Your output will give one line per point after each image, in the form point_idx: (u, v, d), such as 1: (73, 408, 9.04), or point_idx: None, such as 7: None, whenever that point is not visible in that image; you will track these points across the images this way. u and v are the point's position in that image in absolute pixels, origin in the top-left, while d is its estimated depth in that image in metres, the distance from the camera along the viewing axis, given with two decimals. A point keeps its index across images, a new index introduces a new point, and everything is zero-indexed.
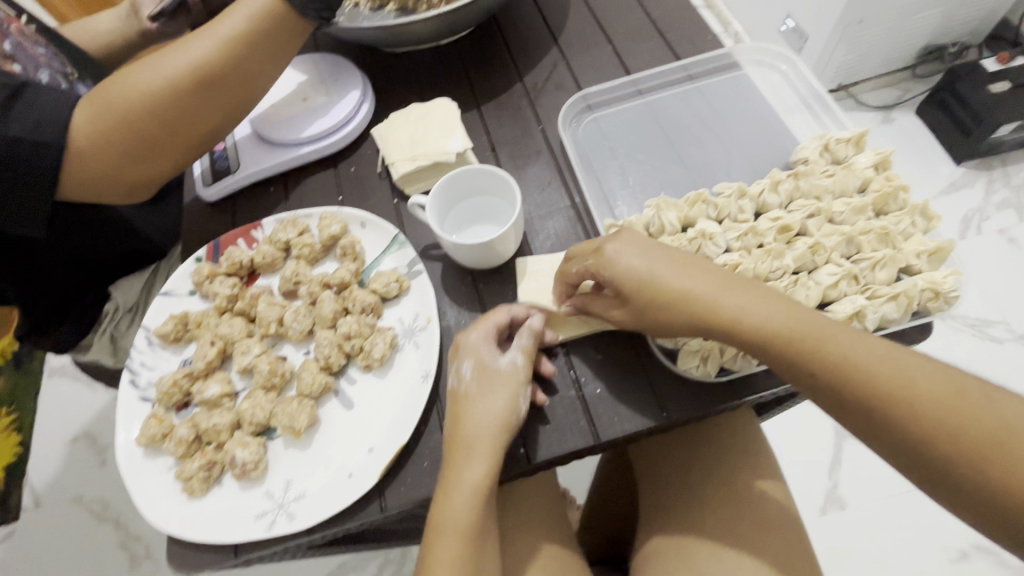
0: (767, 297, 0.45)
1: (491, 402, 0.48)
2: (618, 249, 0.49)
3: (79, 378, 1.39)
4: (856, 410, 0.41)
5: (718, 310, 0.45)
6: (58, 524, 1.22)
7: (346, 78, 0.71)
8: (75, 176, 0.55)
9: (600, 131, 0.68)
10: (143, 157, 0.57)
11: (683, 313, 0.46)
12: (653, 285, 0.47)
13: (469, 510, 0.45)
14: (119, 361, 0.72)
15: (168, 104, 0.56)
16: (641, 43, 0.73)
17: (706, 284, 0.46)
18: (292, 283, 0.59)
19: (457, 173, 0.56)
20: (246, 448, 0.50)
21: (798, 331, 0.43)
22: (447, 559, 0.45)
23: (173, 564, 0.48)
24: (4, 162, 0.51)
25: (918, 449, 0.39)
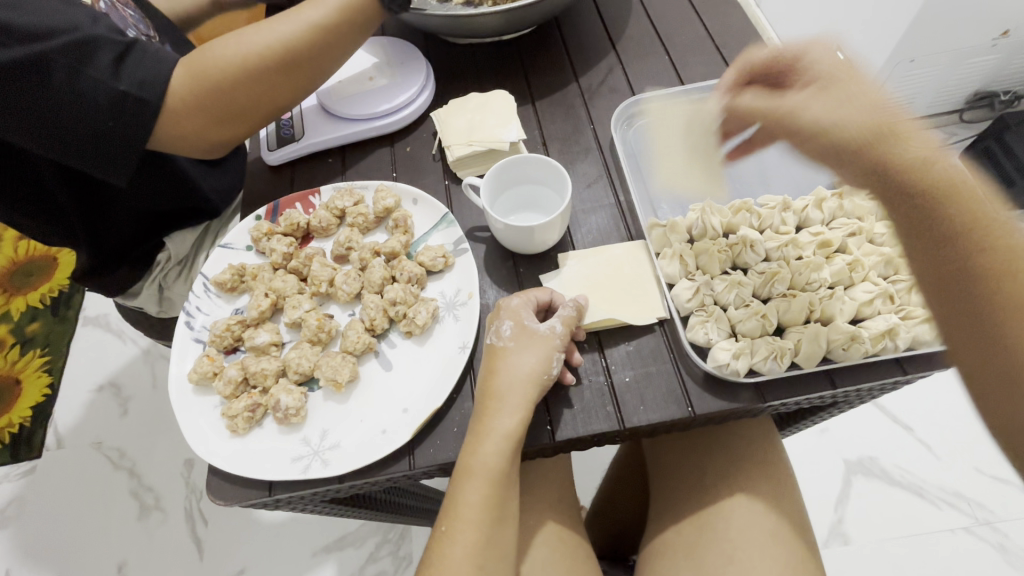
0: (914, 130, 0.48)
1: (527, 358, 0.51)
2: (809, 103, 0.52)
3: (110, 331, 1.45)
4: (944, 270, 0.44)
5: (826, 124, 0.49)
6: (77, 466, 1.27)
7: (410, 63, 0.75)
8: (165, 133, 0.60)
9: (650, 136, 0.70)
10: (227, 121, 0.63)
11: (851, 121, 0.48)
12: (844, 113, 0.49)
13: (499, 455, 0.48)
14: (164, 310, 0.79)
15: (257, 78, 0.61)
16: (697, 57, 0.75)
17: (850, 111, 0.49)
18: (345, 248, 0.63)
19: (513, 161, 0.58)
20: (290, 394, 0.53)
21: (930, 170, 0.45)
22: (475, 499, 0.47)
23: (211, 493, 0.51)
24: (108, 112, 0.55)
25: (996, 323, 0.42)
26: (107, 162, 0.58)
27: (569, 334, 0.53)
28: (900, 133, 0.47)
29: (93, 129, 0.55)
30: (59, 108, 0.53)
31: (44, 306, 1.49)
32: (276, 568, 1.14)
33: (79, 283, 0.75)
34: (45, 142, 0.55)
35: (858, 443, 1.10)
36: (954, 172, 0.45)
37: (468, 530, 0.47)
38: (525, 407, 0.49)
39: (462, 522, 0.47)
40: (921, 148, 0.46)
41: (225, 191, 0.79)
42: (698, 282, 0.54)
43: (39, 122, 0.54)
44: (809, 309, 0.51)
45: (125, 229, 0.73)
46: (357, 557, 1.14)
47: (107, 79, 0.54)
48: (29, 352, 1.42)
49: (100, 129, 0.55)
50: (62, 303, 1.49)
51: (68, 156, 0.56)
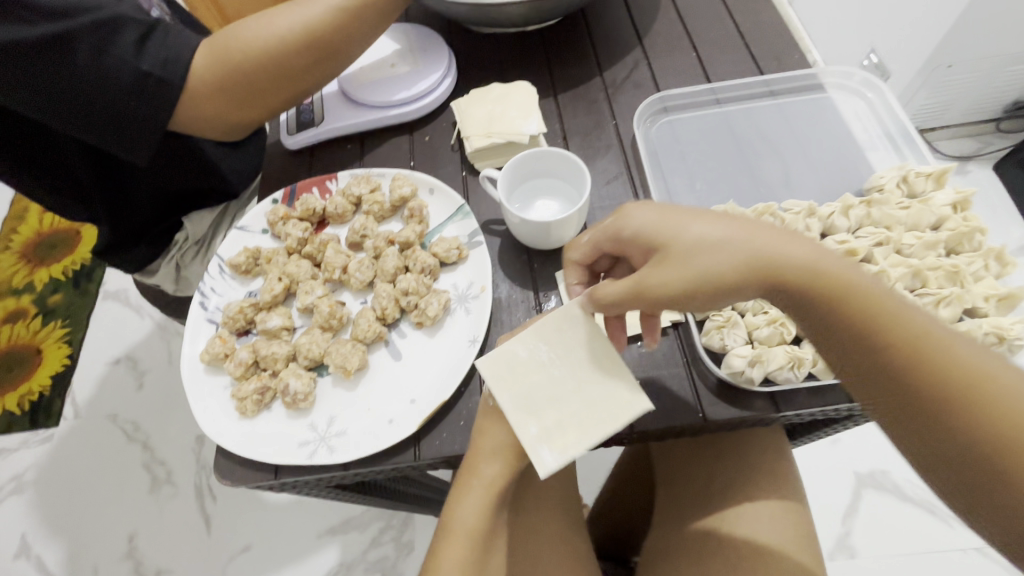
0: (798, 245, 0.41)
1: (512, 428, 0.50)
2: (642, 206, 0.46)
3: (128, 306, 1.48)
4: (899, 395, 0.36)
5: (711, 241, 0.41)
6: (91, 437, 1.30)
7: (433, 51, 0.74)
8: (187, 117, 0.60)
9: (674, 134, 0.68)
10: (248, 105, 0.63)
11: (727, 256, 0.41)
12: (695, 236, 0.42)
13: (477, 514, 0.51)
14: (180, 289, 0.78)
15: (279, 62, 0.61)
16: (726, 55, 0.73)
17: (730, 229, 0.42)
18: (359, 236, 0.62)
19: (530, 154, 0.58)
20: (299, 379, 0.53)
21: (822, 275, 0.39)
22: (455, 558, 0.50)
23: (219, 474, 0.52)
24: (131, 93, 0.55)
25: (985, 461, 0.32)
26: (128, 143, 0.58)
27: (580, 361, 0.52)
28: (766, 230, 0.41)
29: (116, 110, 0.56)
30: (84, 89, 0.54)
31: (66, 279, 1.52)
32: (280, 546, 1.16)
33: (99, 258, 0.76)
34: (69, 122, 0.56)
35: (869, 456, 1.08)
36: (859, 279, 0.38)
37: None
38: (505, 468, 0.51)
39: None
40: (794, 254, 0.40)
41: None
42: None
43: (64, 102, 0.54)
44: None
45: (147, 209, 0.75)
46: (359, 541, 1.16)
47: (130, 59, 0.54)
48: (51, 323, 1.46)
49: (121, 110, 0.56)
50: (83, 276, 1.52)
51: (90, 136, 0.57)
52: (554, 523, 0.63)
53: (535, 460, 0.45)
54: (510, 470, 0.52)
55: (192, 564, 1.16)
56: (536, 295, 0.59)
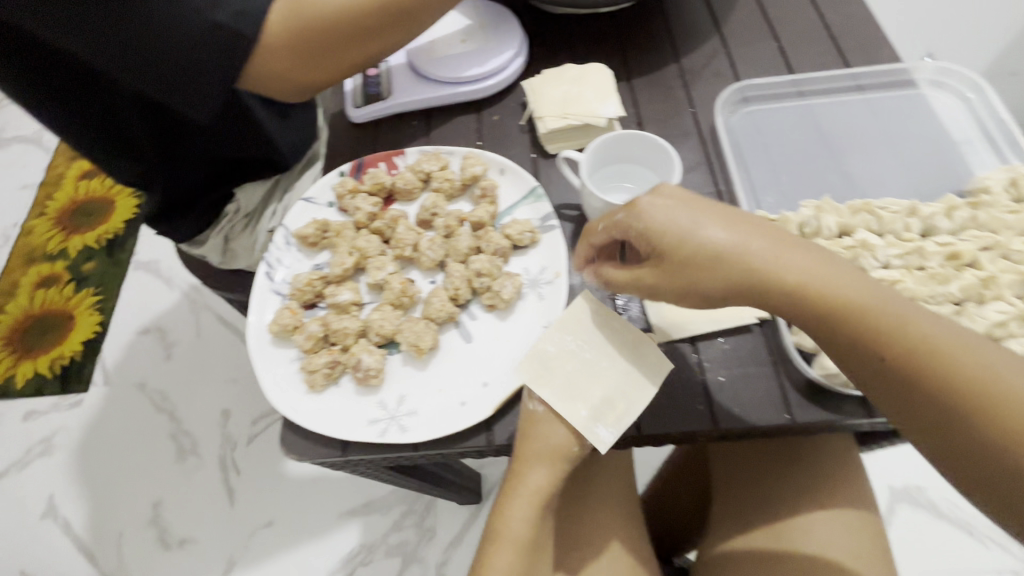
0: (792, 251, 0.42)
1: (555, 433, 0.48)
2: (652, 198, 0.45)
3: (160, 277, 1.48)
4: (900, 402, 0.39)
5: (711, 248, 0.43)
6: (120, 403, 1.31)
7: (506, 29, 0.72)
8: (253, 72, 0.58)
9: (756, 125, 0.66)
10: (314, 66, 0.61)
11: (720, 269, 0.43)
12: (708, 246, 0.43)
13: (525, 522, 0.49)
14: (225, 261, 0.80)
15: (353, 24, 0.59)
16: (809, 45, 0.70)
17: (725, 233, 0.43)
18: (430, 214, 0.61)
19: (613, 137, 0.56)
20: (371, 354, 0.52)
21: (821, 294, 0.41)
22: (504, 565, 0.47)
23: (284, 448, 0.50)
24: (201, 45, 0.54)
25: (980, 446, 0.36)
26: (192, 101, 0.56)
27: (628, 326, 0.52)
28: (772, 240, 0.43)
29: (184, 62, 0.54)
30: (154, 37, 0.52)
31: (100, 247, 1.53)
32: (303, 523, 1.15)
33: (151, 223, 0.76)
34: (133, 72, 0.54)
35: (907, 470, 1.05)
36: (857, 296, 0.40)
37: None
38: (552, 476, 0.49)
39: None
40: (800, 269, 0.41)
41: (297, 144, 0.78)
42: None
43: (131, 50, 0.53)
44: None
45: (193, 175, 0.72)
46: (383, 523, 1.15)
47: (205, 10, 0.53)
48: (84, 289, 1.46)
49: (191, 65, 0.54)
50: (116, 246, 1.53)
51: (154, 90, 0.56)
52: (608, 519, 0.62)
53: (592, 438, 0.47)
54: (555, 478, 0.50)
55: (215, 535, 1.16)
56: None
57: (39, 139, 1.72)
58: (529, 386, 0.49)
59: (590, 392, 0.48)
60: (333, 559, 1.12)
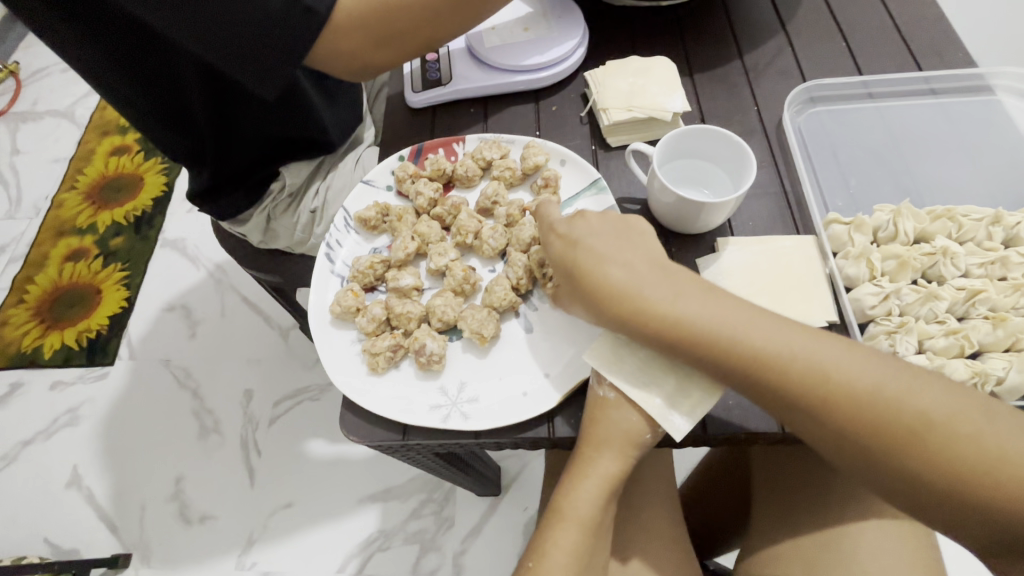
0: (706, 299, 0.45)
1: (627, 418, 0.47)
2: (591, 242, 0.50)
3: (187, 255, 1.48)
4: (853, 453, 0.42)
5: (641, 302, 0.45)
6: (144, 378, 1.32)
7: (568, 18, 0.71)
8: (323, 49, 0.57)
9: (823, 126, 0.64)
10: (381, 46, 0.60)
11: (649, 320, 0.45)
12: (665, 315, 0.45)
13: (591, 504, 0.48)
14: (265, 241, 0.80)
15: (424, 6, 0.59)
16: (880, 46, 0.68)
17: (646, 281, 0.46)
18: (491, 203, 0.60)
19: (683, 133, 0.55)
20: (435, 340, 0.52)
21: (780, 358, 0.42)
22: (567, 547, 0.47)
23: (344, 429, 0.50)
24: (277, 19, 0.53)
25: (902, 465, 0.41)
26: (257, 77, 0.55)
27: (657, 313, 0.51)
28: (695, 289, 0.46)
29: (258, 36, 0.53)
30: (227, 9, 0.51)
31: (128, 224, 1.54)
32: (324, 506, 1.16)
33: (200, 202, 0.76)
34: (202, 44, 0.53)
35: None
36: (801, 357, 0.42)
37: None
38: (621, 463, 0.48)
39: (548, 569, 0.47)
40: (751, 333, 0.43)
41: (344, 125, 0.77)
42: (886, 290, 0.49)
43: (206, 21, 0.51)
44: (1016, 337, 0.47)
45: (244, 150, 0.72)
46: (403, 511, 1.15)
47: None
48: (111, 264, 1.48)
49: (261, 40, 0.53)
50: (144, 223, 1.54)
51: (222, 62, 0.54)
52: (651, 518, 0.61)
53: (667, 426, 0.46)
54: (624, 465, 0.48)
55: (236, 513, 1.17)
56: None
57: (70, 113, 1.73)
58: (600, 369, 0.48)
59: (664, 379, 0.47)
60: (351, 543, 1.13)
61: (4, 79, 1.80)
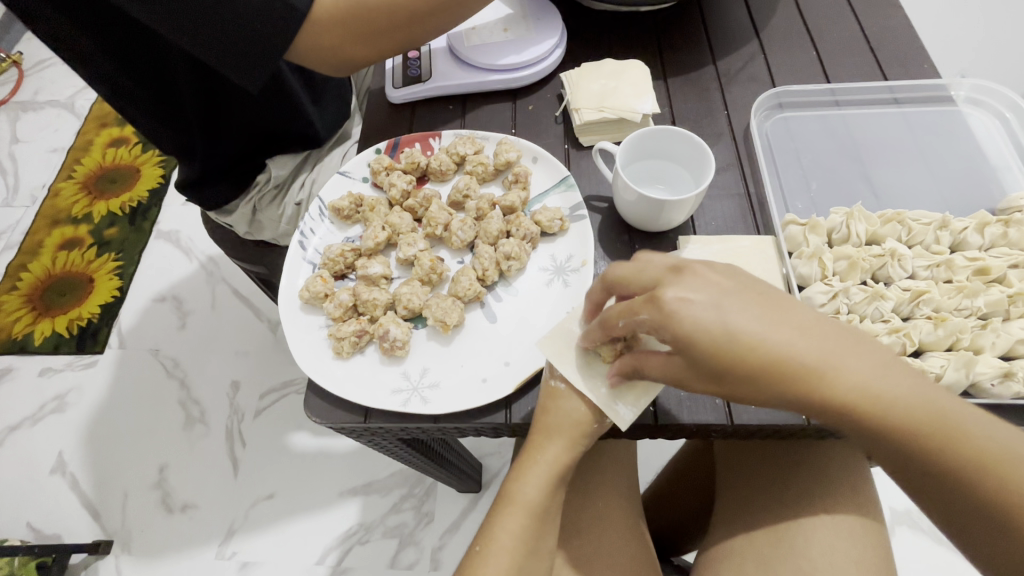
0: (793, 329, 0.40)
1: (577, 408, 0.49)
2: (683, 295, 0.39)
3: (179, 247, 1.50)
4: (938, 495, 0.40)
5: (717, 336, 0.39)
6: (133, 367, 1.33)
7: (548, 20, 0.73)
8: (302, 44, 0.59)
9: (789, 131, 0.66)
10: (360, 42, 0.62)
11: (724, 354, 0.39)
12: (758, 347, 0.39)
13: (537, 490, 0.50)
14: (251, 231, 0.80)
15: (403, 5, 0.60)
16: (849, 56, 0.70)
17: (725, 309, 0.39)
18: (462, 196, 0.62)
19: (643, 135, 0.57)
20: (398, 326, 0.53)
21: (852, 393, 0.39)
22: (513, 529, 0.49)
23: (307, 411, 0.52)
24: (258, 13, 0.54)
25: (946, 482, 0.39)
26: (241, 69, 0.57)
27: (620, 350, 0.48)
28: (777, 315, 0.40)
29: (239, 30, 0.54)
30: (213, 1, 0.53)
31: (123, 214, 1.56)
32: (304, 498, 1.17)
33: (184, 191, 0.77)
34: (186, 34, 0.54)
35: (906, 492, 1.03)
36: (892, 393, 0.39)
37: (502, 556, 0.48)
38: (568, 451, 0.50)
39: (497, 547, 0.49)
40: (836, 369, 0.39)
41: (328, 122, 0.79)
42: (836, 288, 0.51)
43: (189, 15, 0.53)
44: (957, 336, 0.48)
45: (229, 142, 0.74)
46: (381, 504, 1.16)
47: None
48: (105, 254, 1.49)
49: (246, 33, 0.55)
50: (139, 214, 1.55)
51: (207, 55, 0.55)
52: (611, 511, 0.62)
53: (612, 414, 0.48)
54: (573, 453, 0.50)
55: (218, 503, 1.18)
56: None
57: (71, 104, 1.75)
58: (551, 362, 0.50)
59: (606, 371, 0.49)
60: (331, 534, 1.14)
61: (7, 69, 1.82)
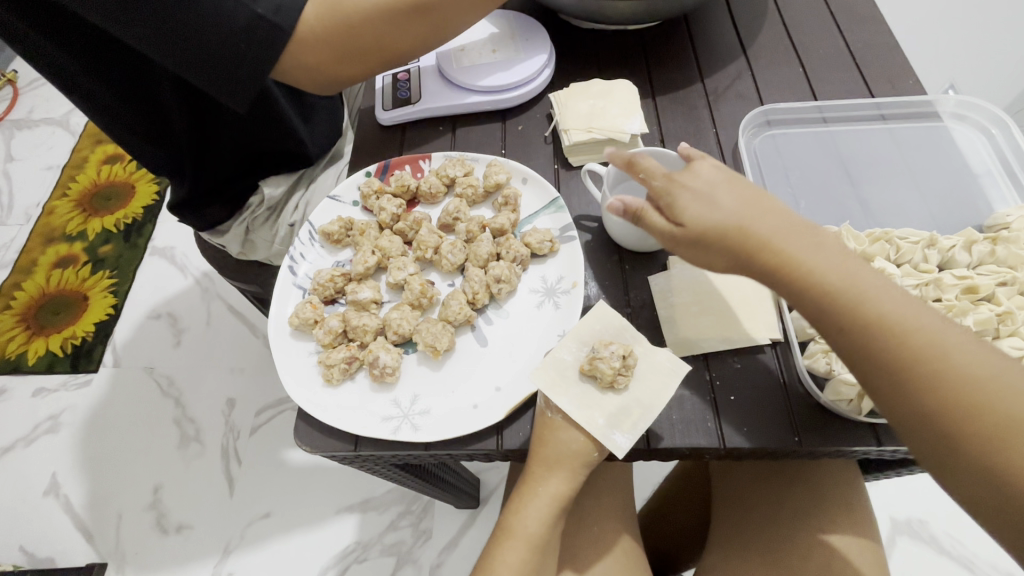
0: (787, 224, 0.43)
1: (574, 440, 0.49)
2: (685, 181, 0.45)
3: (174, 263, 1.49)
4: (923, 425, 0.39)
5: (714, 216, 0.43)
6: (128, 386, 1.32)
7: (536, 40, 0.73)
8: (290, 64, 0.59)
9: (777, 149, 0.67)
10: (348, 60, 0.62)
11: (719, 234, 0.43)
12: (749, 231, 0.43)
13: (538, 522, 0.50)
14: (244, 252, 0.80)
15: (387, 21, 0.61)
16: (835, 72, 0.70)
17: (725, 199, 0.44)
18: (452, 219, 0.62)
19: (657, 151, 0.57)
20: (388, 353, 0.53)
21: (834, 286, 0.41)
22: (513, 562, 0.49)
23: (298, 439, 0.51)
24: (242, 34, 0.54)
25: (926, 407, 0.39)
26: (227, 90, 0.57)
27: (615, 364, 0.48)
28: (771, 214, 0.44)
29: (223, 50, 0.54)
30: (197, 24, 0.53)
31: (118, 232, 1.55)
32: (301, 517, 1.16)
33: (174, 212, 0.77)
34: (175, 56, 0.54)
35: (908, 503, 1.02)
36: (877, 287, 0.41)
37: None
38: (569, 482, 0.50)
39: None
40: (817, 254, 0.42)
41: (320, 142, 0.79)
42: None
43: (173, 36, 0.53)
44: None
45: (219, 162, 0.73)
46: (379, 522, 1.15)
47: (246, 2, 0.53)
48: (99, 272, 1.48)
49: (231, 55, 0.55)
50: (134, 231, 1.55)
51: (192, 75, 0.56)
52: (607, 533, 0.61)
53: (609, 444, 0.47)
54: (574, 483, 0.50)
55: (213, 524, 1.16)
56: (626, 297, 0.57)
57: (66, 122, 1.75)
58: (545, 393, 0.50)
59: (605, 402, 0.49)
60: (328, 555, 1.12)
61: (2, 88, 1.83)
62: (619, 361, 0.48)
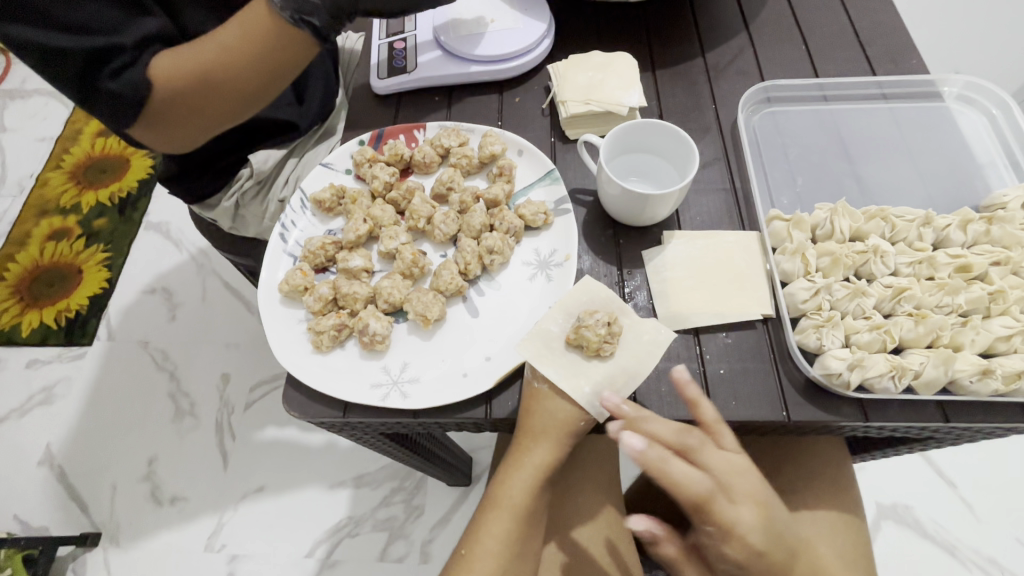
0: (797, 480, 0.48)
1: (559, 409, 0.49)
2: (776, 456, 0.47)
3: (169, 238, 1.48)
4: None
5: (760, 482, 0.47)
6: (122, 360, 1.32)
7: (535, 12, 0.72)
8: (139, 126, 0.56)
9: (776, 126, 0.66)
10: (185, 124, 0.58)
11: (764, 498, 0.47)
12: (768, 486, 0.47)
13: (524, 491, 0.50)
14: (235, 227, 0.79)
15: (227, 87, 0.56)
16: (838, 50, 0.69)
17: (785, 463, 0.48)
18: (445, 188, 0.61)
19: (666, 127, 0.57)
20: (379, 320, 0.52)
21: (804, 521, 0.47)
22: (498, 532, 0.49)
23: (287, 407, 0.51)
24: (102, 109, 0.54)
25: None
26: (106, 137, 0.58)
27: (600, 333, 0.48)
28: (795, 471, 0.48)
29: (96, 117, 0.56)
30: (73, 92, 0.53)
31: (112, 205, 1.53)
32: (294, 492, 1.17)
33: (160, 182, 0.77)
34: None
35: (895, 487, 1.03)
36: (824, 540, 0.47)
37: (487, 560, 0.49)
38: (555, 452, 0.50)
39: (483, 549, 0.49)
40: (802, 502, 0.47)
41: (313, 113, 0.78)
42: (818, 284, 0.52)
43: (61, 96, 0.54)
44: (936, 334, 0.49)
45: None
46: (372, 497, 1.16)
47: None
48: (93, 246, 1.47)
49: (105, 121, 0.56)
50: (129, 205, 1.53)
51: None
52: (594, 506, 0.62)
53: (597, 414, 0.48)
54: (558, 455, 0.51)
55: (206, 497, 1.17)
56: (619, 272, 0.57)
57: None
58: (533, 364, 0.49)
59: (592, 371, 0.49)
60: (321, 527, 1.13)
61: None
62: (603, 329, 0.48)
